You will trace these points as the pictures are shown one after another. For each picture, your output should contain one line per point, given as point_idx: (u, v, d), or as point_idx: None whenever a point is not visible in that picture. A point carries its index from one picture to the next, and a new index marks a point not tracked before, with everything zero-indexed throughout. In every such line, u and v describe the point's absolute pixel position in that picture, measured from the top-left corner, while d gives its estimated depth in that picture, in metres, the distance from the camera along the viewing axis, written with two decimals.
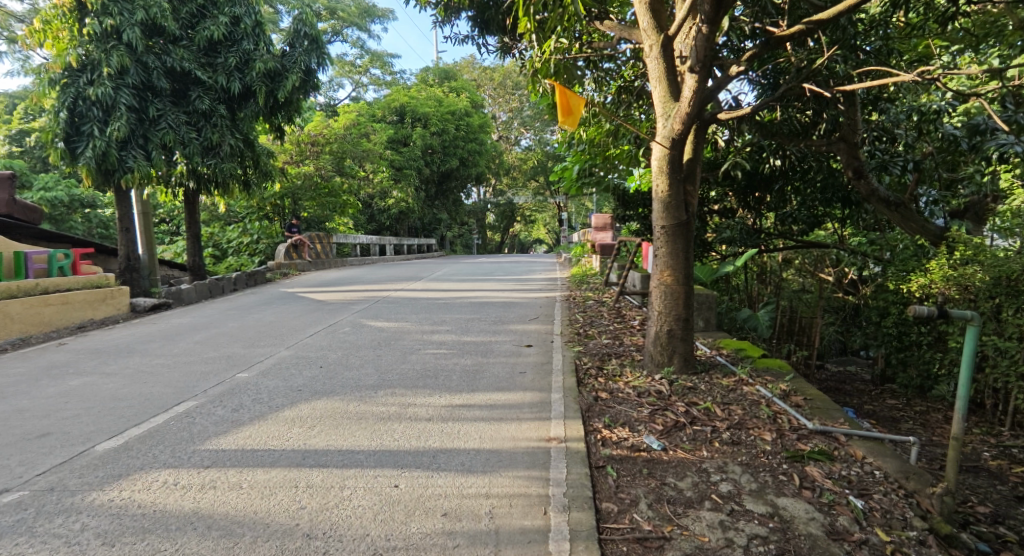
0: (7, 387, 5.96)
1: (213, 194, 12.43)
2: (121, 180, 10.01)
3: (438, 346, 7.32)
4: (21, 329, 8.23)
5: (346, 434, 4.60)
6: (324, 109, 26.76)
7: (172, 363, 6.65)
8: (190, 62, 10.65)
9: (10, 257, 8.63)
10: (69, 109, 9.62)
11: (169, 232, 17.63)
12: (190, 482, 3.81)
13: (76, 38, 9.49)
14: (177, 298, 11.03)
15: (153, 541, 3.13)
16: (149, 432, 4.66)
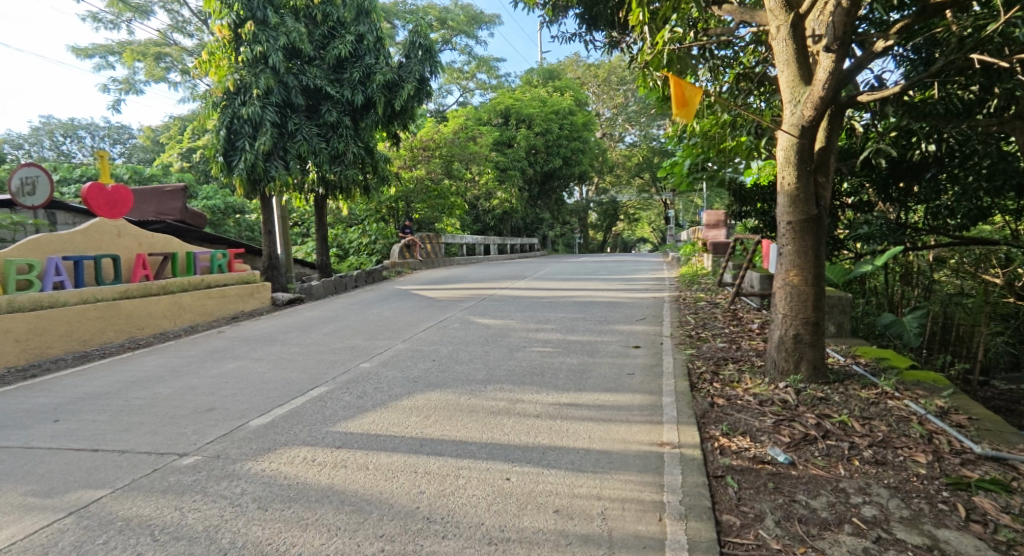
0: (179, 367, 6.76)
1: (338, 199, 13.33)
2: (266, 188, 11.00)
3: (544, 344, 7.32)
4: (189, 318, 9.37)
5: (459, 425, 4.70)
6: (433, 115, 27.81)
7: (306, 352, 7.19)
8: (321, 79, 11.49)
9: (184, 258, 9.98)
10: (227, 128, 10.75)
11: (300, 234, 19.16)
12: (326, 460, 4.08)
13: (233, 64, 10.57)
14: (308, 293, 11.95)
15: (298, 509, 3.40)
16: (290, 412, 5.06)
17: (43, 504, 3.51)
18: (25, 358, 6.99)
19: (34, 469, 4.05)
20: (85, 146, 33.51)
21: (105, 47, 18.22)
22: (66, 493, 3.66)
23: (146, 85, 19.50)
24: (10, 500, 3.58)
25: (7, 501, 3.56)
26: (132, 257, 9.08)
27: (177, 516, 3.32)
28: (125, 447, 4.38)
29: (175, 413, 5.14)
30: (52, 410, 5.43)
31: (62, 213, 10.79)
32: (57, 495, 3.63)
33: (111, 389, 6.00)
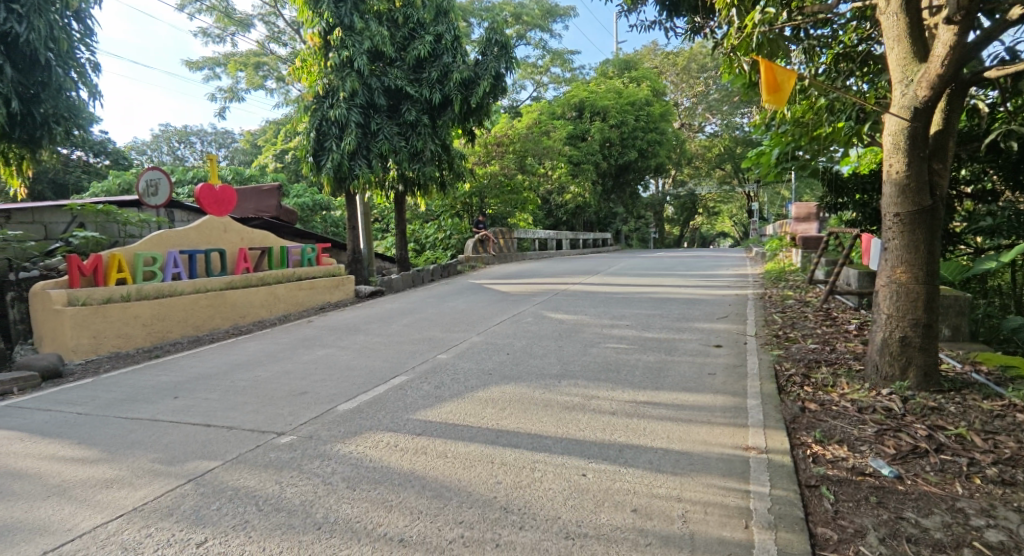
0: (274, 353, 7.16)
1: (416, 195, 13.66)
2: (351, 186, 11.46)
3: (619, 340, 7.15)
4: (283, 308, 9.96)
5: (535, 419, 4.66)
6: (507, 111, 27.95)
7: (387, 342, 7.42)
8: (402, 79, 11.79)
9: (279, 252, 10.51)
10: (316, 129, 11.28)
11: (380, 229, 19.86)
12: (407, 446, 4.17)
13: (322, 69, 11.10)
14: (388, 286, 12.33)
15: (383, 492, 3.50)
16: (374, 398, 5.22)
17: (167, 471, 3.90)
18: (149, 340, 7.84)
19: (159, 440, 4.47)
20: (197, 151, 36.30)
21: (213, 60, 19.62)
22: (185, 462, 4.04)
23: (248, 93, 20.82)
24: (140, 466, 4.01)
25: (137, 467, 3.99)
26: (236, 251, 9.70)
27: (277, 491, 3.56)
28: (232, 424, 4.73)
29: (272, 394, 5.46)
30: (171, 387, 5.95)
31: (179, 212, 11.68)
32: (178, 464, 4.00)
33: (217, 371, 6.47)
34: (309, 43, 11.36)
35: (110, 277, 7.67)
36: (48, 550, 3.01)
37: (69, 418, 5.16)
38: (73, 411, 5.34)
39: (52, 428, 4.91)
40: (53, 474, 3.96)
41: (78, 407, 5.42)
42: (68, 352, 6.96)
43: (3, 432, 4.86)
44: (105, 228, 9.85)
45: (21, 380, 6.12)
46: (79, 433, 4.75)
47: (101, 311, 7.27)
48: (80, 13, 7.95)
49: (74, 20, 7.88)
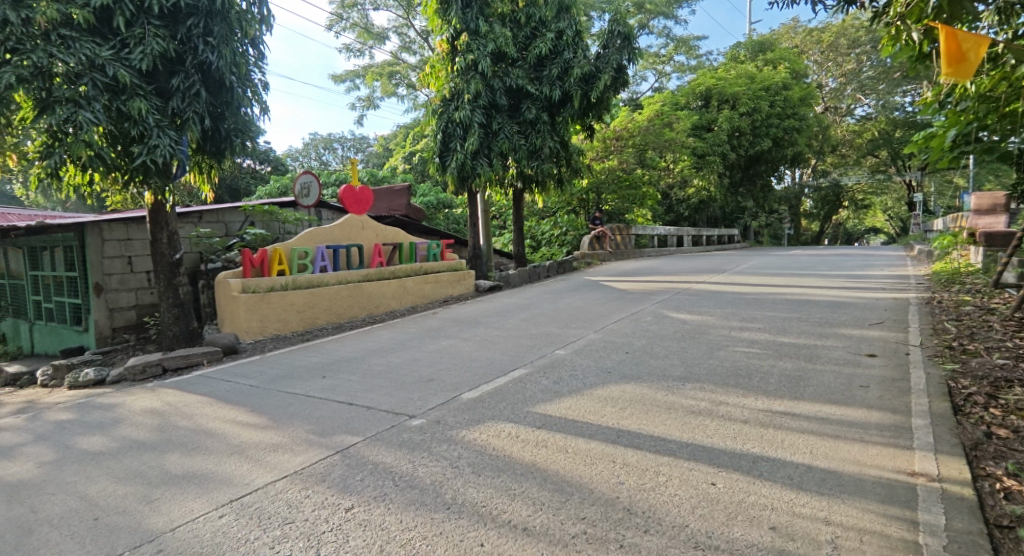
0: (404, 341, 7.47)
1: (534, 192, 13.65)
2: (473, 184, 11.68)
3: (749, 344, 6.59)
4: (411, 300, 10.43)
5: (658, 421, 4.39)
6: (627, 104, 27.17)
7: (506, 336, 7.45)
8: (523, 79, 11.79)
9: (408, 247, 10.97)
10: (442, 131, 11.68)
11: (498, 227, 20.25)
12: (528, 438, 4.10)
13: (448, 74, 11.46)
14: (505, 282, 12.48)
15: (506, 480, 3.46)
16: (495, 389, 5.22)
17: (319, 442, 4.19)
18: (303, 325, 8.60)
19: (312, 414, 4.82)
20: (338, 156, 39.39)
21: (353, 72, 21.05)
22: (333, 435, 4.31)
23: (383, 100, 22.07)
24: (298, 435, 4.35)
25: (297, 435, 4.33)
26: (371, 246, 10.20)
27: (410, 469, 3.66)
28: (371, 404, 4.97)
29: (403, 379, 5.68)
30: (321, 367, 6.43)
31: (326, 210, 12.65)
32: (328, 436, 4.29)
33: (356, 355, 6.89)
34: (439, 50, 11.80)
35: (273, 270, 8.46)
36: (229, 501, 3.38)
37: (244, 388, 5.74)
38: (246, 382, 5.95)
39: (231, 395, 5.49)
40: (233, 435, 4.42)
41: (250, 380, 6.03)
42: (242, 332, 7.89)
43: (195, 397, 5.52)
44: (269, 225, 11.01)
45: (208, 353, 6.98)
46: (251, 402, 5.25)
47: (266, 298, 8.11)
48: (260, 41, 7.93)
49: (251, 46, 7.83)
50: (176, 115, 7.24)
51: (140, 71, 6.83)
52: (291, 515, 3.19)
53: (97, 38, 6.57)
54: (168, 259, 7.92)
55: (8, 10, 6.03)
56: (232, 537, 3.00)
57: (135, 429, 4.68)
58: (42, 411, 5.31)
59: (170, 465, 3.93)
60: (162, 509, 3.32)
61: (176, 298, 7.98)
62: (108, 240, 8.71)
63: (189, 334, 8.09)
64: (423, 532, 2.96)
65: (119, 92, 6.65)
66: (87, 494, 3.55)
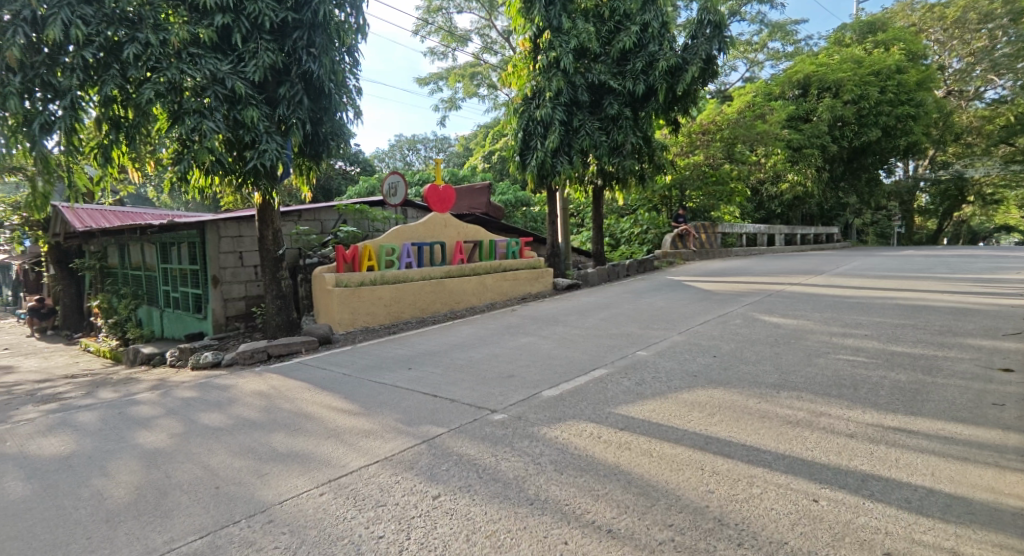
0: (486, 337, 7.59)
1: (615, 190, 13.43)
2: (553, 182, 11.66)
3: (854, 352, 6.15)
4: (490, 296, 10.58)
5: (750, 430, 4.19)
6: (716, 96, 26.15)
7: (587, 335, 7.39)
8: (606, 74, 11.61)
9: (488, 245, 11.14)
10: (523, 130, 11.73)
11: (576, 224, 20.04)
12: (611, 439, 4.04)
13: (531, 73, 11.49)
14: (584, 281, 12.37)
15: (590, 480, 3.43)
16: (577, 388, 5.19)
17: (407, 430, 4.35)
18: (389, 318, 8.94)
19: (398, 404, 4.99)
20: (420, 157, 40.56)
21: (437, 74, 21.54)
22: (420, 425, 4.45)
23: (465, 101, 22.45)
24: (388, 423, 4.53)
25: (386, 423, 4.51)
26: (454, 243, 10.43)
27: (494, 462, 3.71)
28: (455, 397, 5.08)
29: (485, 374, 5.77)
30: (408, 358, 6.66)
31: (412, 209, 13.08)
32: (415, 425, 4.44)
33: (440, 348, 7.08)
34: (522, 49, 11.88)
35: (363, 265, 8.85)
36: (328, 481, 3.58)
37: (338, 376, 6.05)
38: (340, 371, 6.27)
39: (327, 383, 5.81)
40: (329, 419, 4.68)
41: (344, 369, 6.35)
42: (335, 324, 8.32)
43: (295, 382, 5.88)
44: (360, 223, 11.55)
45: (307, 342, 7.42)
46: (344, 389, 5.52)
47: (357, 292, 8.50)
48: (356, 49, 8.31)
49: (348, 54, 8.22)
50: (283, 121, 7.72)
51: (253, 82, 7.33)
52: (383, 498, 3.32)
53: (219, 55, 7.11)
54: (273, 254, 8.49)
55: (149, 34, 6.66)
56: (332, 514, 3.18)
57: (246, 409, 5.05)
58: (171, 388, 5.86)
59: (276, 443, 4.21)
60: (271, 483, 3.57)
61: (279, 291, 8.53)
62: (224, 237, 9.50)
63: (290, 324, 8.63)
64: (508, 525, 3.00)
65: (236, 102, 7.18)
66: (209, 464, 3.87)
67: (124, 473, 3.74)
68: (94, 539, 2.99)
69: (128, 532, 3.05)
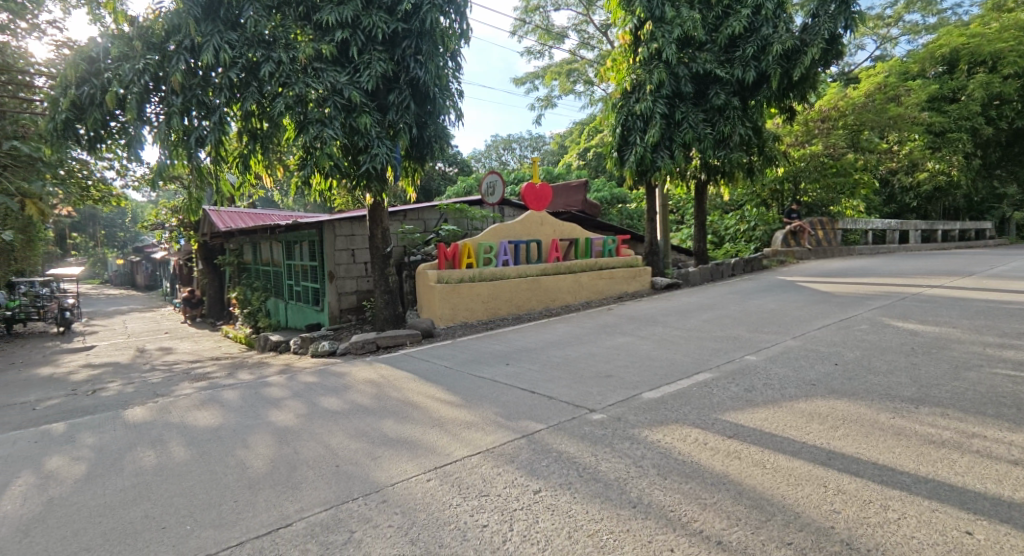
0: (584, 335, 7.63)
1: (720, 184, 12.90)
2: (652, 178, 11.44)
3: (1008, 366, 5.50)
4: (586, 294, 10.60)
5: (881, 446, 3.82)
6: (841, 78, 24.21)
7: (688, 336, 7.22)
8: (712, 63, 11.16)
9: (585, 243, 11.11)
10: (622, 125, 11.61)
11: (676, 221, 19.55)
12: (718, 446, 3.92)
13: (632, 66, 11.33)
14: (685, 280, 12.03)
15: (696, 488, 3.39)
16: (678, 391, 5.10)
17: (507, 424, 4.51)
18: (487, 314, 9.23)
19: (496, 398, 5.19)
20: (516, 156, 40.97)
21: (533, 73, 21.73)
22: (519, 420, 4.60)
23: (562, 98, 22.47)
24: (488, 416, 4.72)
25: (487, 416, 4.71)
26: (550, 241, 10.55)
27: (594, 462, 3.77)
28: (552, 394, 5.19)
29: (582, 373, 5.83)
30: (506, 354, 6.86)
31: (510, 208, 13.36)
32: (514, 420, 4.59)
33: (538, 345, 7.22)
34: (622, 43, 11.77)
35: (463, 262, 9.18)
36: (434, 468, 3.82)
37: (440, 369, 6.38)
38: (442, 364, 6.59)
39: (431, 374, 6.14)
40: (433, 410, 4.95)
41: (445, 362, 6.68)
42: (436, 318, 8.73)
43: (402, 372, 6.27)
44: (460, 222, 11.96)
45: (412, 335, 7.84)
46: (447, 382, 5.81)
47: (457, 288, 8.86)
48: (459, 53, 8.63)
49: (451, 59, 8.54)
50: (392, 126, 8.18)
51: (367, 91, 7.86)
52: (486, 489, 3.50)
53: (338, 67, 7.68)
54: (381, 251, 9.03)
55: (281, 52, 7.36)
56: (440, 500, 3.39)
57: (360, 395, 5.47)
58: (294, 373, 6.46)
59: (387, 429, 4.54)
60: (384, 466, 3.86)
61: (386, 286, 9.06)
62: (338, 236, 10.25)
63: (396, 317, 9.15)
64: (610, 526, 3.06)
65: (352, 110, 7.74)
66: (330, 444, 4.25)
67: (261, 447, 4.20)
68: (239, 503, 3.40)
69: (266, 499, 3.44)
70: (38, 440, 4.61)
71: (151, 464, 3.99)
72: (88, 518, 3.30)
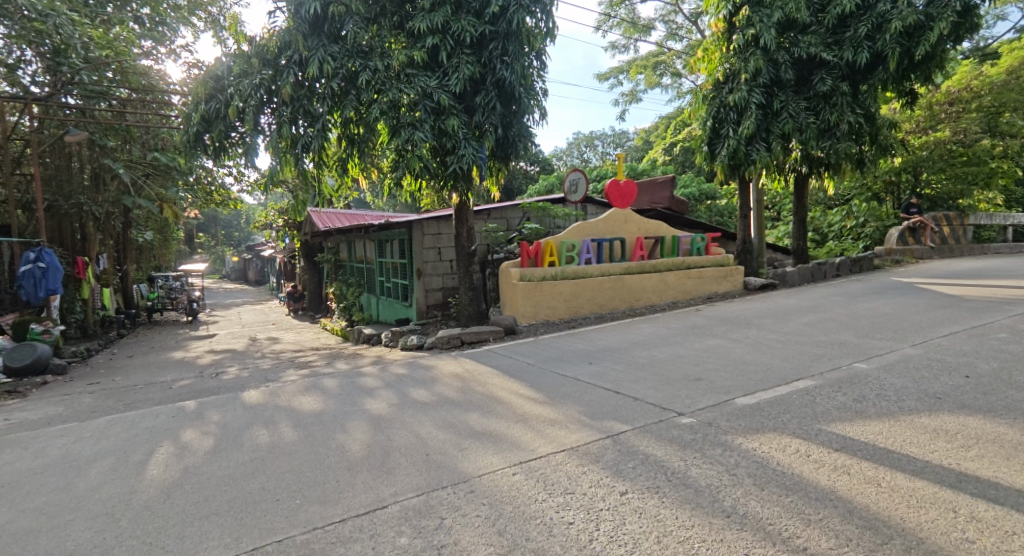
0: (670, 336, 7.44)
1: (824, 177, 12.10)
2: (746, 172, 10.98)
3: None
4: (673, 294, 10.34)
5: (1021, 471, 3.45)
6: (977, 53, 21.74)
7: (787, 341, 6.86)
8: (817, 46, 10.40)
9: (671, 241, 10.82)
10: (713, 117, 11.24)
11: (771, 218, 18.63)
12: (822, 459, 3.71)
13: (724, 55, 10.91)
14: (782, 280, 11.45)
15: (798, 502, 3.22)
16: (777, 399, 4.87)
17: (591, 424, 4.51)
18: (569, 313, 9.23)
19: (581, 396, 5.19)
20: (599, 154, 40.41)
21: (617, 68, 21.37)
22: (604, 420, 4.58)
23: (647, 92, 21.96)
24: (572, 415, 4.73)
25: (570, 414, 4.73)
26: (634, 240, 10.38)
27: (683, 467, 3.70)
28: (637, 395, 5.13)
29: (670, 375, 5.71)
30: (589, 353, 6.83)
31: (593, 205, 13.27)
32: (599, 420, 4.58)
33: (622, 345, 7.14)
34: (715, 31, 11.34)
35: (545, 261, 9.22)
36: (520, 462, 3.89)
37: (523, 365, 6.47)
38: (525, 360, 6.68)
39: (515, 370, 6.26)
40: (518, 405, 5.04)
41: (528, 358, 6.77)
42: (519, 316, 8.84)
43: (486, 367, 6.42)
44: (543, 220, 12.01)
45: (495, 332, 8.00)
46: (530, 378, 5.88)
47: (539, 286, 8.92)
48: (545, 52, 8.66)
49: (537, 59, 8.58)
50: (478, 127, 8.37)
51: (455, 93, 8.09)
52: (571, 486, 3.52)
53: (429, 72, 7.96)
54: (466, 250, 9.25)
55: (377, 61, 7.74)
56: (526, 494, 3.46)
57: (447, 388, 5.66)
58: (386, 364, 6.80)
59: (473, 422, 4.66)
60: (471, 457, 3.98)
61: (471, 283, 9.28)
62: (426, 234, 10.61)
63: (479, 314, 9.34)
64: (702, 534, 2.99)
65: (441, 113, 8.01)
66: (420, 434, 4.43)
67: (358, 433, 4.45)
68: (341, 483, 3.63)
69: (364, 481, 3.64)
70: (174, 415, 5.14)
71: (265, 442, 4.34)
72: (214, 486, 3.65)
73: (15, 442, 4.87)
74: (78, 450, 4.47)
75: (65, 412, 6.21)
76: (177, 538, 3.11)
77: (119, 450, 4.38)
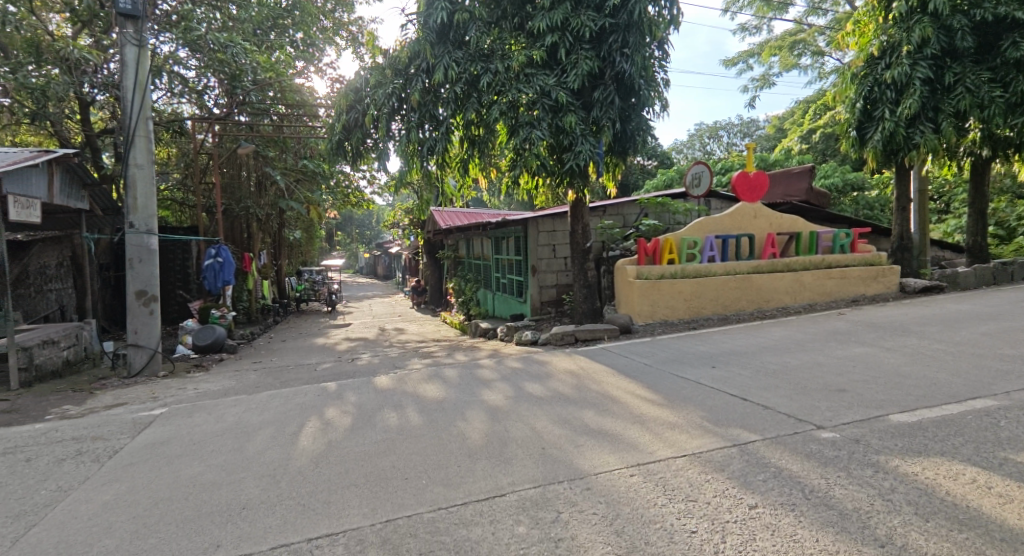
0: (807, 342, 6.78)
1: (1013, 159, 10.41)
2: (905, 159, 9.72)
3: None
4: (808, 296, 9.47)
5: None
6: None
7: (957, 353, 5.97)
8: (1011, 4, 9.01)
9: (808, 238, 9.92)
10: (865, 97, 10.10)
11: (937, 210, 16.51)
12: (1009, 493, 3.15)
13: (881, 26, 9.84)
14: (952, 281, 10.04)
15: (977, 541, 2.75)
16: (944, 419, 4.23)
17: (715, 430, 4.20)
18: (690, 313, 8.79)
19: (706, 400, 4.87)
20: (723, 145, 38.30)
21: (746, 52, 20.09)
22: (730, 427, 4.25)
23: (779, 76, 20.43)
24: (693, 419, 4.44)
25: (692, 419, 4.44)
26: (764, 236, 9.64)
27: (825, 485, 3.31)
28: (769, 404, 4.71)
29: (807, 384, 5.19)
30: (711, 356, 6.42)
31: (718, 200, 12.56)
32: (724, 426, 4.26)
33: (751, 349, 6.64)
34: (868, 1, 10.26)
35: (664, 258, 8.82)
36: (638, 464, 3.70)
37: (640, 365, 6.23)
38: (642, 360, 6.43)
39: (632, 370, 6.03)
40: (635, 406, 4.82)
41: (646, 358, 6.51)
42: (635, 315, 8.55)
43: (603, 366, 6.24)
44: (661, 216, 11.54)
45: (610, 330, 7.81)
46: (648, 379, 5.63)
47: (657, 285, 8.57)
48: (667, 41, 8.32)
49: (658, 48, 8.25)
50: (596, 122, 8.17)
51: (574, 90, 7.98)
52: (694, 494, 3.28)
53: (548, 70, 7.92)
54: (581, 246, 9.12)
55: (498, 63, 7.84)
56: (644, 497, 3.27)
57: (561, 383, 5.58)
58: (503, 358, 6.86)
59: (589, 420, 4.52)
60: (586, 455, 3.86)
61: (585, 280, 9.12)
62: (541, 231, 10.59)
63: (593, 312, 9.15)
64: None
65: (559, 111, 7.90)
66: (536, 427, 4.37)
67: (477, 422, 4.49)
68: (463, 468, 3.66)
69: (483, 468, 3.66)
70: (319, 394, 5.53)
71: (395, 423, 4.52)
72: (353, 461, 3.84)
73: (200, 406, 5.51)
74: (247, 418, 4.95)
75: (236, 385, 6.95)
76: (324, 503, 3.29)
77: (277, 420, 4.78)
